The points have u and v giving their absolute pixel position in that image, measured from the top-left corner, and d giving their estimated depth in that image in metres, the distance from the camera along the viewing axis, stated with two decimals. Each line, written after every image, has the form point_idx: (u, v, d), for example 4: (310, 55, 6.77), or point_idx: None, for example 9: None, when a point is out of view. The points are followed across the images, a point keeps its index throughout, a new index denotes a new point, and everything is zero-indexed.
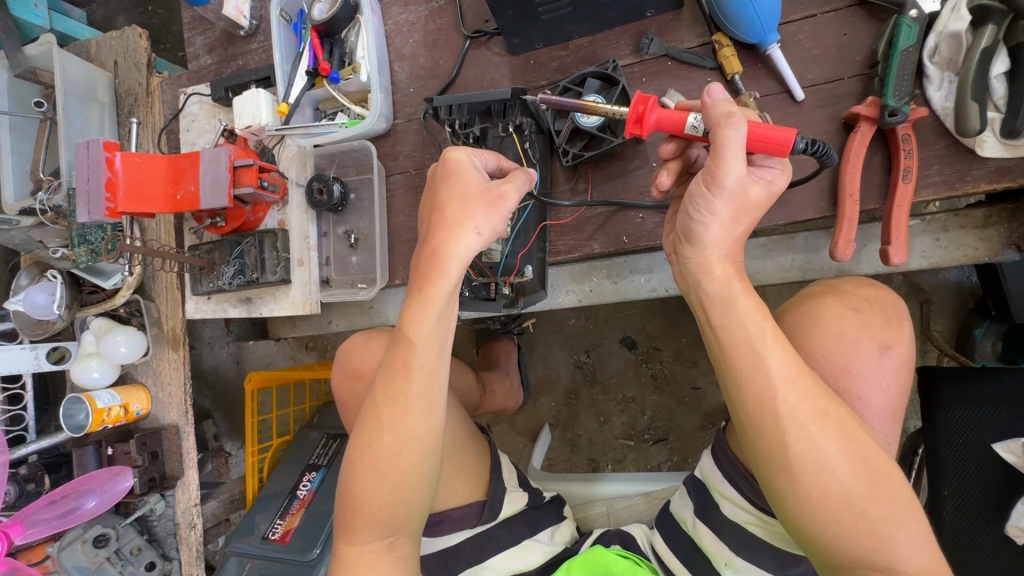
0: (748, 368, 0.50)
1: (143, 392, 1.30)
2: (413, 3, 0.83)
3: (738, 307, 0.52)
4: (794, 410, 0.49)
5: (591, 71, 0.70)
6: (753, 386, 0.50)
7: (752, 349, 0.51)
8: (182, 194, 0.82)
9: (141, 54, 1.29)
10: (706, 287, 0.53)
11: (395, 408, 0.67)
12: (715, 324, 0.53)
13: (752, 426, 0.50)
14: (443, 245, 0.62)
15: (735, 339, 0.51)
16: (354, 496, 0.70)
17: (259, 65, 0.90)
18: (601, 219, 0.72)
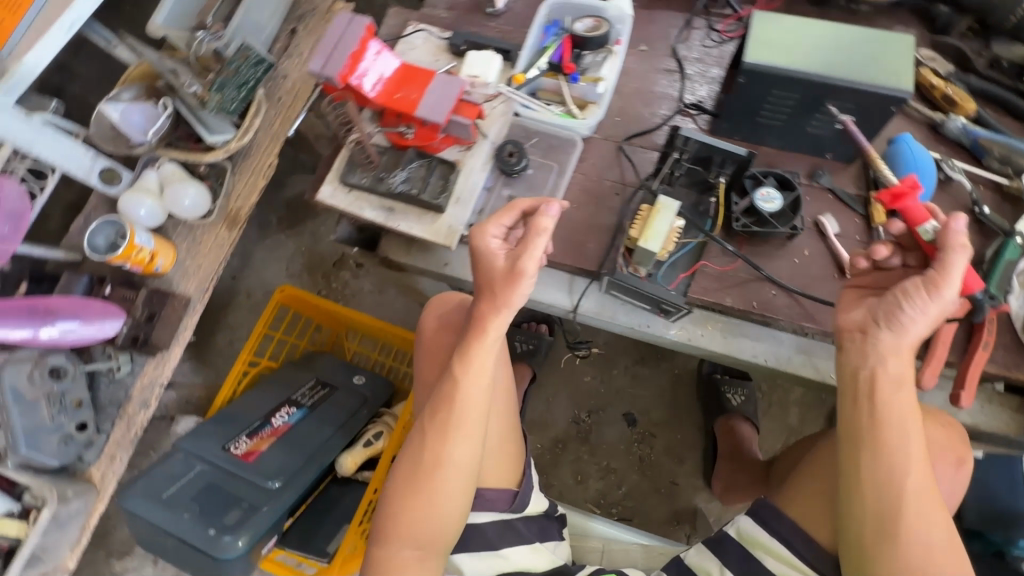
0: (895, 441, 0.67)
1: (173, 252, 1.21)
2: (645, 61, 1.01)
3: (897, 394, 0.69)
4: (917, 477, 0.66)
5: (778, 173, 0.87)
6: (887, 456, 0.67)
7: (900, 428, 0.68)
8: (401, 96, 0.88)
9: None
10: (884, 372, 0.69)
11: (450, 403, 0.82)
12: (875, 398, 0.69)
13: (880, 477, 0.67)
14: (495, 286, 0.77)
15: (887, 414, 0.68)
16: (415, 467, 0.83)
17: (495, 37, 1.02)
18: (740, 282, 0.86)
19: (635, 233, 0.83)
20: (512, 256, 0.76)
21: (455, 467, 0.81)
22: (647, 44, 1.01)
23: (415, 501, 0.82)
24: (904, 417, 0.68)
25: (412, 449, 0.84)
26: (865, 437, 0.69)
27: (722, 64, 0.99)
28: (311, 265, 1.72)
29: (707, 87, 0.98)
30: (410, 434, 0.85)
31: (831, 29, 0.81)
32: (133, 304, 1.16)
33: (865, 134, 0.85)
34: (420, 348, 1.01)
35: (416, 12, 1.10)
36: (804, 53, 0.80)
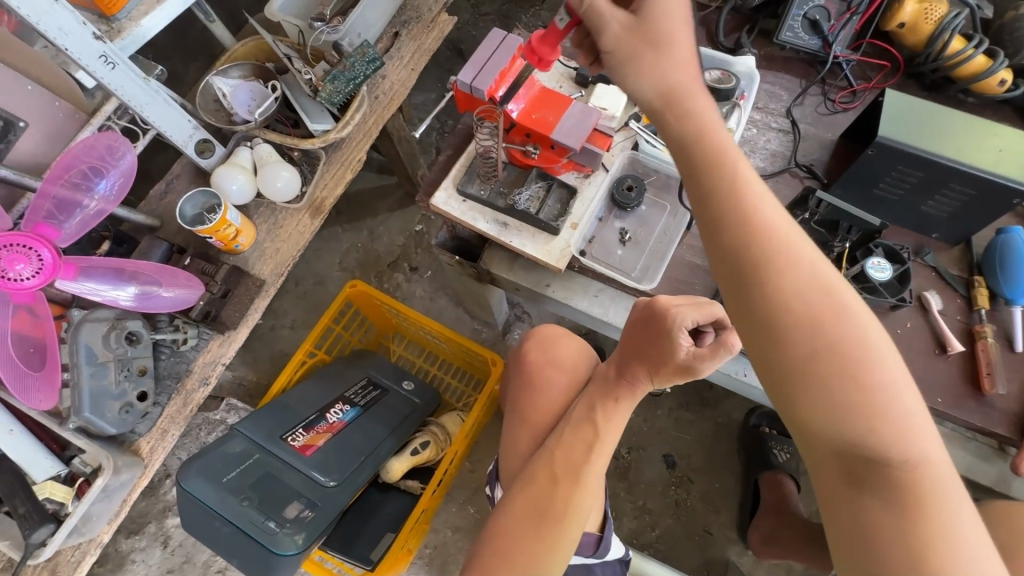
0: (848, 366, 0.56)
1: (254, 232, 1.21)
2: (759, 118, 1.05)
3: (854, 317, 0.58)
4: (838, 367, 0.57)
5: (889, 244, 0.90)
6: (817, 371, 0.57)
7: (842, 335, 0.57)
8: (537, 116, 0.91)
9: None
10: (722, 205, 0.61)
11: (588, 447, 0.80)
12: (768, 270, 0.59)
13: (846, 400, 0.56)
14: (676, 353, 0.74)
15: (792, 343, 0.58)
16: (533, 501, 0.78)
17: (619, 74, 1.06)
18: None
19: None
20: (693, 350, 0.73)
21: (578, 515, 0.77)
22: (763, 104, 1.06)
23: (532, 538, 0.76)
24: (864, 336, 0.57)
25: (534, 484, 0.79)
26: (782, 356, 0.59)
27: (834, 131, 1.03)
28: (365, 261, 1.72)
29: (818, 150, 1.02)
30: (531, 466, 0.81)
31: (957, 118, 0.86)
32: (211, 278, 1.14)
33: (976, 220, 0.89)
34: (522, 372, 0.95)
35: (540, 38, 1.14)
36: (933, 137, 0.84)
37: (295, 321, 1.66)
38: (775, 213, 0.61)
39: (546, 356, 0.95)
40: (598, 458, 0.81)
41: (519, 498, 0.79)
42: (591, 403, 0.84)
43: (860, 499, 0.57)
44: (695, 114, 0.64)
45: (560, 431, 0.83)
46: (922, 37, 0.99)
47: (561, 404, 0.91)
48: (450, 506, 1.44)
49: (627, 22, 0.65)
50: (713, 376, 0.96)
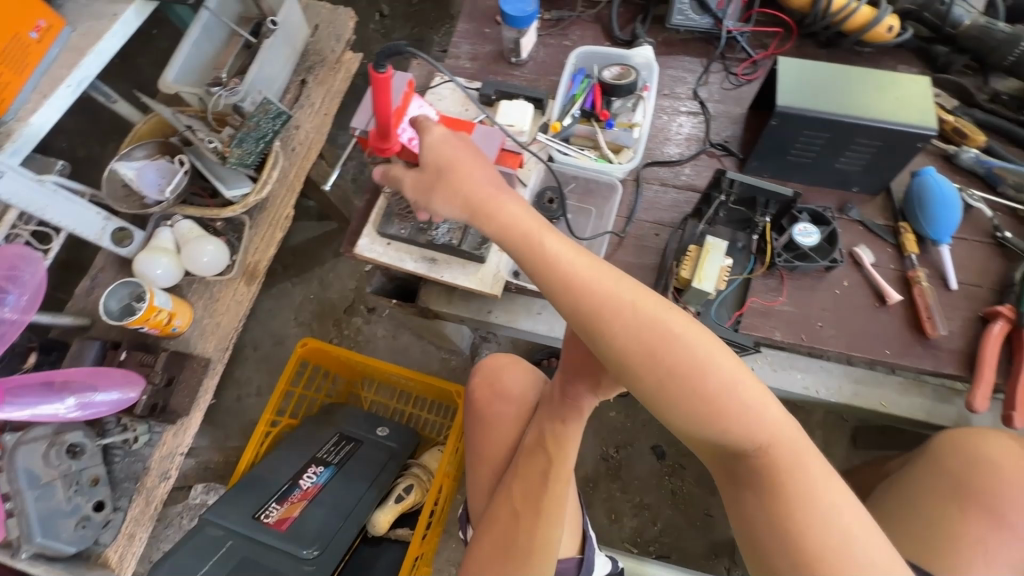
0: (688, 387, 0.57)
1: (190, 311, 1.17)
2: (668, 105, 1.05)
3: (680, 331, 0.59)
4: (688, 395, 0.58)
5: (812, 208, 0.90)
6: (661, 394, 0.59)
7: (673, 359, 0.58)
8: None
9: (347, 33, 1.50)
10: (543, 278, 0.63)
11: (544, 478, 0.78)
12: (596, 325, 0.60)
13: (702, 423, 0.58)
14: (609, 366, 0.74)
15: (644, 387, 0.60)
16: (497, 544, 0.77)
17: (522, 86, 1.05)
18: (789, 318, 0.87)
19: (685, 272, 0.85)
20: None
21: (546, 550, 0.75)
22: (669, 90, 1.06)
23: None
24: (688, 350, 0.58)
25: (501, 527, 0.78)
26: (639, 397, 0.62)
27: (742, 104, 1.03)
28: (321, 311, 1.68)
29: (730, 125, 1.02)
30: (492, 508, 0.81)
31: (851, 73, 0.87)
32: (151, 368, 1.09)
33: (891, 168, 0.89)
34: (472, 413, 0.94)
35: (440, 64, 1.12)
36: (831, 97, 0.85)
37: (260, 387, 1.61)
38: (586, 265, 0.62)
39: (494, 391, 0.94)
40: (559, 487, 0.78)
41: (488, 545, 0.78)
42: (541, 429, 0.83)
43: (740, 492, 0.62)
44: (496, 212, 0.66)
45: (517, 465, 0.83)
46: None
47: (515, 436, 0.90)
48: (449, 544, 1.41)
49: (415, 175, 0.72)
50: None
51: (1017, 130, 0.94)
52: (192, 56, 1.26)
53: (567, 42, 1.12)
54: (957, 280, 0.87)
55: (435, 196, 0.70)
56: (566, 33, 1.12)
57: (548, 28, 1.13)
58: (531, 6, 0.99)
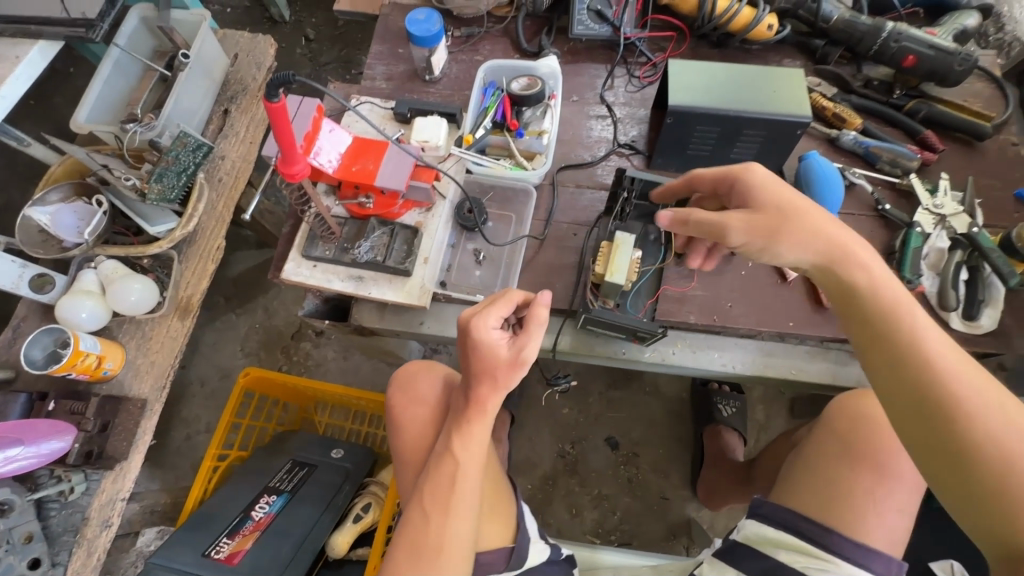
0: (943, 397, 0.60)
1: (122, 352, 1.15)
2: (578, 111, 1.10)
3: (977, 383, 0.60)
4: (981, 410, 0.59)
5: None
6: (896, 388, 0.64)
7: (933, 381, 0.61)
8: (358, 168, 0.91)
9: (268, 60, 1.50)
10: (897, 370, 0.64)
11: (455, 477, 0.79)
12: (920, 364, 0.62)
13: (943, 419, 0.60)
14: (501, 358, 0.76)
15: (912, 380, 0.62)
16: (410, 550, 0.77)
17: (435, 103, 1.09)
18: (701, 301, 0.93)
19: (600, 268, 0.89)
20: (511, 342, 0.77)
21: (458, 547, 0.77)
22: (578, 96, 1.11)
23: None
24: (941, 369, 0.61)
25: (418, 528, 0.79)
26: (903, 401, 0.63)
27: (646, 105, 1.10)
28: (268, 340, 1.66)
29: (636, 125, 1.08)
30: (405, 513, 0.81)
31: (735, 69, 0.94)
32: (83, 416, 1.06)
33: (780, 155, 0.97)
34: (392, 420, 0.97)
35: (356, 86, 1.15)
36: (719, 92, 0.91)
37: (210, 423, 1.58)
38: (939, 346, 0.63)
39: (408, 397, 0.97)
40: (469, 484, 0.80)
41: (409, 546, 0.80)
42: (449, 432, 0.83)
43: (981, 519, 0.58)
44: (860, 265, 0.69)
45: (427, 467, 0.83)
46: (693, 3, 1.08)
47: (427, 438, 0.92)
48: None
49: (748, 216, 0.71)
50: (599, 361, 0.97)
51: (887, 110, 1.03)
52: (103, 95, 1.25)
53: (479, 57, 1.16)
54: None
55: (783, 243, 0.70)
56: (477, 48, 1.17)
57: (459, 45, 1.17)
58: (436, 25, 1.03)
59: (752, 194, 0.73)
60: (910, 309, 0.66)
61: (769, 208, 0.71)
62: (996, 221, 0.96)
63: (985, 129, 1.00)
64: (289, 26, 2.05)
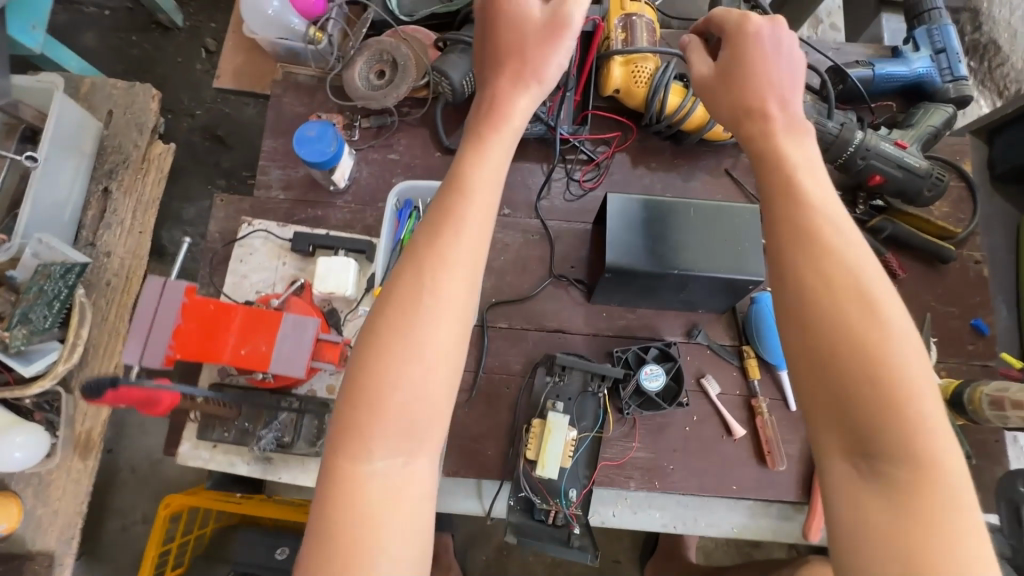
0: (919, 449, 0.39)
1: (17, 507, 1.03)
2: (510, 228, 0.97)
3: (899, 345, 0.42)
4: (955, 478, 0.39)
5: (659, 345, 0.89)
6: (796, 371, 0.45)
7: (846, 294, 0.44)
8: (247, 350, 0.78)
9: (150, 118, 1.26)
10: (843, 356, 0.42)
11: (372, 382, 0.48)
12: (848, 357, 0.42)
13: (910, 488, 0.39)
14: (465, 179, 0.54)
15: (885, 415, 0.40)
16: None
17: (342, 227, 0.94)
18: (642, 466, 0.87)
19: (532, 450, 0.82)
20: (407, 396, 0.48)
21: None
22: (509, 208, 0.97)
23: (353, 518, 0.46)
24: (872, 289, 0.44)
25: (352, 384, 0.49)
26: (859, 419, 0.41)
27: (587, 218, 0.97)
28: None
29: (575, 244, 0.96)
30: None
31: (680, 211, 0.83)
32: None
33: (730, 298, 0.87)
34: None
35: (248, 199, 0.97)
36: (660, 246, 0.81)
37: (147, 512, 1.50)
38: (901, 318, 0.44)
39: None
40: (433, 326, 0.49)
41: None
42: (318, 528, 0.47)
43: None
44: (835, 244, 0.46)
45: None
46: (640, 100, 0.92)
47: None
48: None
49: (716, 71, 0.61)
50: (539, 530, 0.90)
51: None
52: None
53: (393, 155, 0.99)
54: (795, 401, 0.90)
55: (806, 190, 0.50)
56: (390, 143, 0.99)
57: (369, 139, 0.99)
58: (331, 146, 0.85)
59: (734, 49, 0.59)
60: (824, 221, 0.47)
61: (744, 109, 0.56)
62: (949, 357, 0.91)
63: (950, 253, 0.92)
64: (184, 34, 1.74)
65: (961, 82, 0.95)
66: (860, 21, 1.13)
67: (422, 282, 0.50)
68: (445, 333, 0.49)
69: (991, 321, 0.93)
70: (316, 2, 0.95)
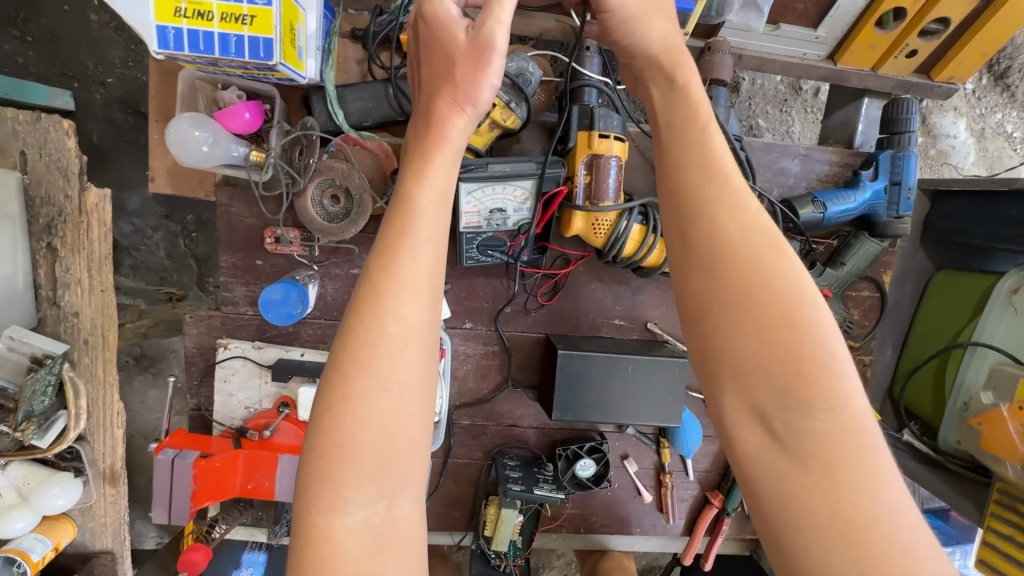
0: (801, 356, 0.45)
1: (71, 525, 1.27)
2: (472, 339, 1.05)
3: (797, 294, 0.47)
4: (838, 368, 0.45)
5: (592, 440, 1.09)
6: (679, 295, 0.51)
7: (733, 232, 0.49)
8: (253, 485, 0.93)
9: (72, 160, 1.14)
10: (730, 287, 0.48)
11: (360, 341, 0.51)
12: (736, 274, 0.48)
13: (801, 386, 0.45)
14: (411, 196, 0.55)
15: (768, 323, 0.46)
16: None
17: (315, 347, 1.01)
18: (572, 518, 1.16)
19: (489, 529, 1.07)
20: (393, 352, 0.51)
21: None
22: (471, 320, 1.04)
23: (361, 471, 0.49)
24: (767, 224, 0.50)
25: (335, 367, 0.51)
26: (749, 340, 0.46)
27: (541, 330, 1.07)
28: None
29: (529, 352, 1.07)
30: None
31: (621, 367, 0.94)
32: None
33: None
34: None
35: (217, 315, 1.00)
36: (600, 400, 0.95)
37: None
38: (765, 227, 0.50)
39: None
40: (394, 325, 0.52)
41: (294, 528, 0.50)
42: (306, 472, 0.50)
43: (812, 504, 0.43)
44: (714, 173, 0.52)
45: None
46: (598, 242, 0.94)
47: None
48: None
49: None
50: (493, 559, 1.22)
51: None
52: None
53: (356, 269, 1.00)
54: (694, 471, 1.16)
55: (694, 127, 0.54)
56: (353, 257, 1.00)
57: (330, 255, 0.99)
58: (298, 307, 0.88)
59: None
60: (736, 170, 0.53)
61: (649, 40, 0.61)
62: None
63: None
64: None
65: (902, 221, 1.00)
66: (841, 98, 1.08)
67: (396, 243, 0.53)
68: (409, 310, 0.52)
69: None
70: (251, 122, 0.84)
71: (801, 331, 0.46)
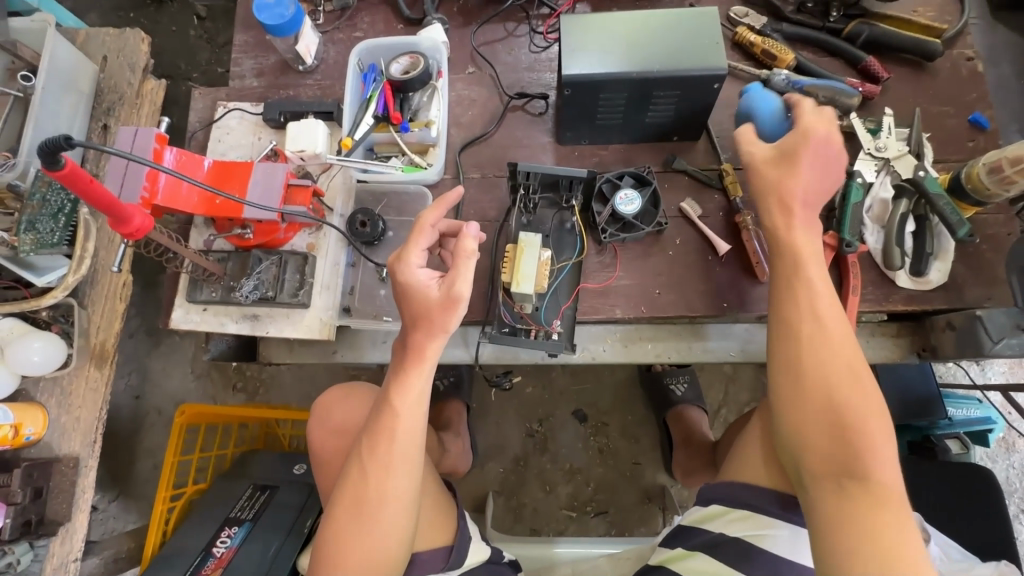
0: (822, 382, 0.63)
1: (42, 413, 1.06)
2: (478, 83, 0.96)
3: (868, 403, 0.61)
4: (837, 371, 0.62)
5: (633, 170, 0.85)
6: (786, 347, 0.66)
7: (798, 289, 0.67)
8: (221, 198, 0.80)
9: (140, 57, 1.20)
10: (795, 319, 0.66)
11: (412, 367, 0.69)
12: (800, 332, 0.65)
13: (797, 349, 0.64)
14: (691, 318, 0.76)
15: (807, 353, 0.64)
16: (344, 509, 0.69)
17: (313, 100, 0.95)
18: (628, 291, 0.85)
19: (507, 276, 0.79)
20: (441, 283, 0.68)
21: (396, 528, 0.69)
22: (473, 65, 0.97)
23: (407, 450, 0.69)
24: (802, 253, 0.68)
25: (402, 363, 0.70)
26: (791, 305, 0.67)
27: (552, 67, 0.96)
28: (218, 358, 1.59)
29: (544, 91, 0.95)
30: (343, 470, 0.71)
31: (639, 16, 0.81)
32: (8, 489, 0.99)
33: (700, 112, 0.84)
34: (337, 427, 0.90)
35: (224, 88, 0.99)
36: (625, 49, 0.78)
37: None
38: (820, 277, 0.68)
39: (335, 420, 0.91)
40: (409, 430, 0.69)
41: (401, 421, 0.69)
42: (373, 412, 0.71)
43: (832, 466, 0.60)
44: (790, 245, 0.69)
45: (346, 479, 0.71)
46: None
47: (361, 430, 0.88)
48: None
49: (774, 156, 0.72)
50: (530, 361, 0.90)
51: (824, 38, 0.90)
52: None
53: (358, 33, 1.00)
54: None
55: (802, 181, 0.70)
56: (355, 21, 1.00)
57: (333, 22, 1.01)
58: (290, 9, 0.88)
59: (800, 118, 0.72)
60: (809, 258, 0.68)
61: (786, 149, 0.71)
62: (949, 156, 0.86)
63: (935, 47, 0.86)
64: (177, 4, 1.68)
65: None
66: None
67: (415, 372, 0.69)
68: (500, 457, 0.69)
69: (991, 116, 0.87)
70: None
71: (825, 410, 0.61)
